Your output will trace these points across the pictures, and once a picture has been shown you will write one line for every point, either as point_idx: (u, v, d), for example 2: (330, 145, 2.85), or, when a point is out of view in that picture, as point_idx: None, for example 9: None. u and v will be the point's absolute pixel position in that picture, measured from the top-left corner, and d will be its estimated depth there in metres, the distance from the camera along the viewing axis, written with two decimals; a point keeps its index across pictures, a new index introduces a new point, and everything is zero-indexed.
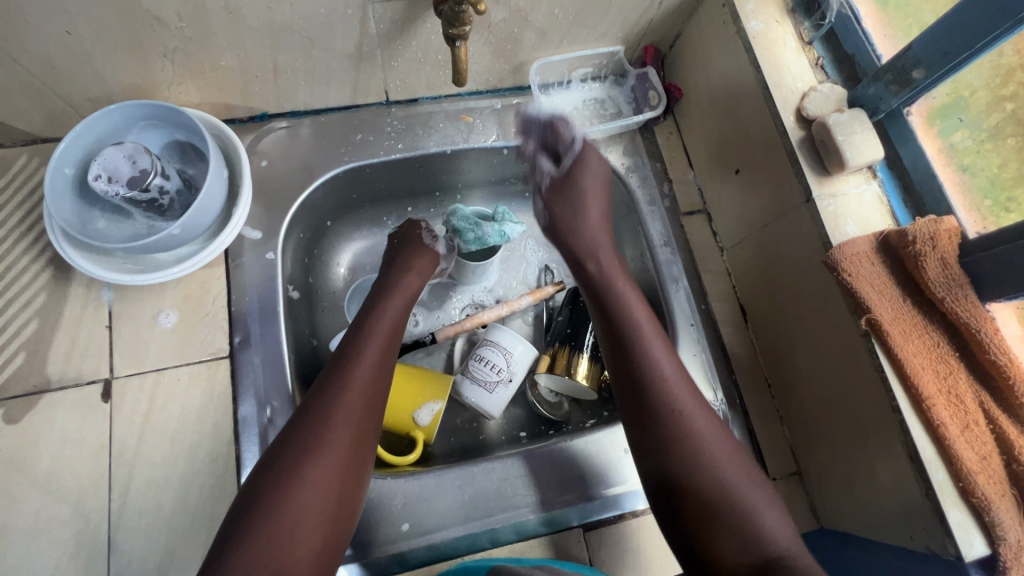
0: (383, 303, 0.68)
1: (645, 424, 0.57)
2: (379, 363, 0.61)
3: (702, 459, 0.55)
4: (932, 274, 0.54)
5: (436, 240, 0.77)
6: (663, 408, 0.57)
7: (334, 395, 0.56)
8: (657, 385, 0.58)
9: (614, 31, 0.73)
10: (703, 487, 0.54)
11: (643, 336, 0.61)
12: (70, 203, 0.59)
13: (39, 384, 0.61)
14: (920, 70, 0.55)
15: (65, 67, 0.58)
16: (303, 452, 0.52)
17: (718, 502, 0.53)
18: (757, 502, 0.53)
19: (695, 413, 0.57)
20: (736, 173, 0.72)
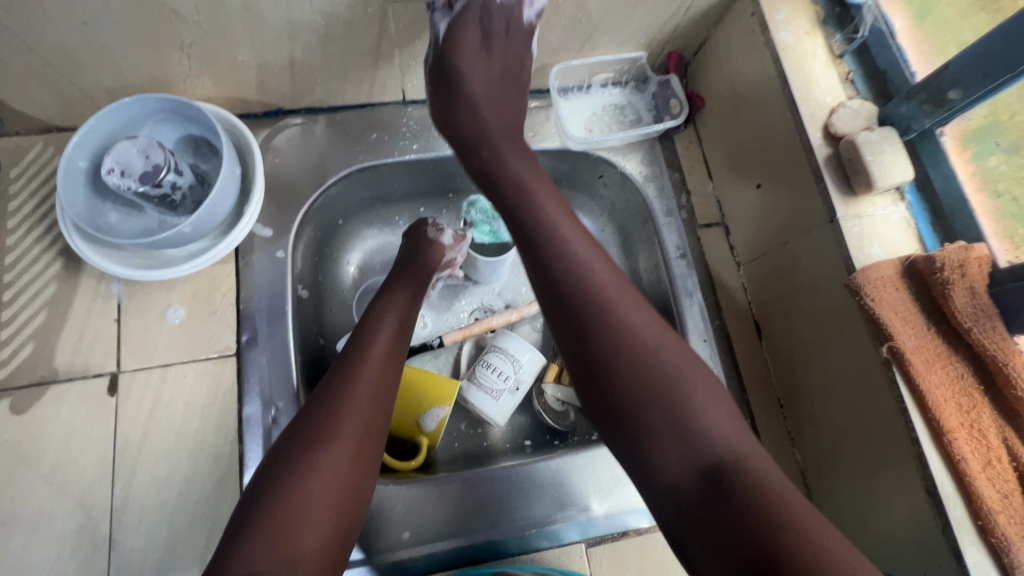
0: (390, 299, 0.67)
1: (566, 326, 0.52)
2: (387, 358, 0.60)
3: (627, 357, 0.49)
4: (960, 303, 0.52)
5: (442, 232, 0.75)
6: (582, 307, 0.51)
7: (341, 390, 0.54)
8: (571, 282, 0.52)
9: (638, 36, 0.72)
10: (633, 387, 0.48)
11: (555, 233, 0.55)
12: (83, 195, 0.58)
13: (46, 375, 0.61)
14: (956, 92, 0.53)
15: (82, 58, 0.57)
16: (311, 448, 0.50)
17: (648, 400, 0.48)
18: (699, 399, 0.48)
19: (616, 306, 0.51)
20: (758, 187, 0.70)
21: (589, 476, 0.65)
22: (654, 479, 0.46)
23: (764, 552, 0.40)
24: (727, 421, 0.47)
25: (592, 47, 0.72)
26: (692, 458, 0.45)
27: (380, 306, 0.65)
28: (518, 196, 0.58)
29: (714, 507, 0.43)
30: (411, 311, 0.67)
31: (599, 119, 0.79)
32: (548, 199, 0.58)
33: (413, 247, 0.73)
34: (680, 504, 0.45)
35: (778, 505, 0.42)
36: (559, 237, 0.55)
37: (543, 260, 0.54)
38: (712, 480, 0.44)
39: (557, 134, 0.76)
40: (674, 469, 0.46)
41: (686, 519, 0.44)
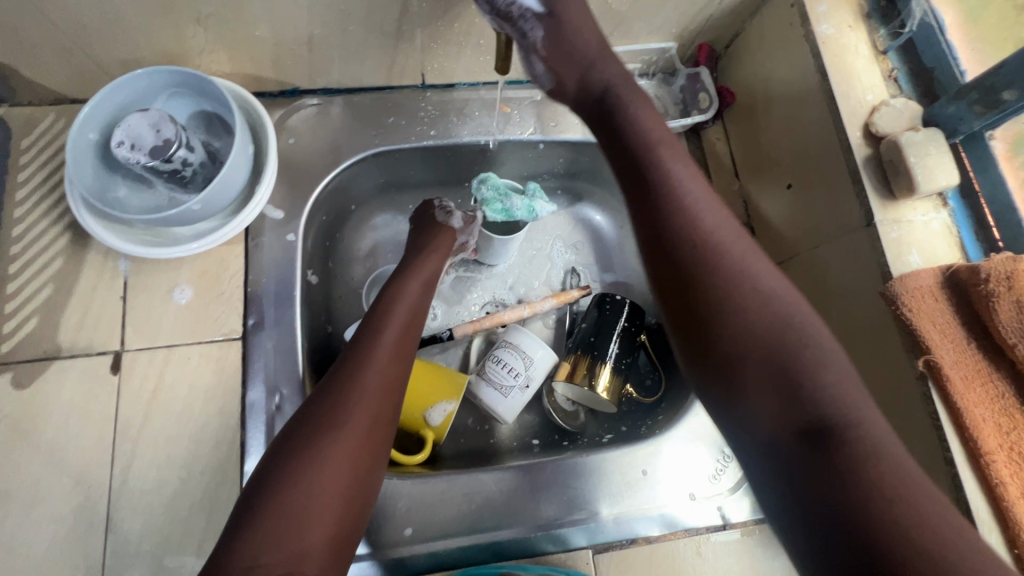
0: (403, 285, 0.65)
1: (667, 262, 0.47)
2: (400, 346, 0.58)
3: (735, 301, 0.44)
4: (1005, 317, 0.48)
5: (451, 215, 0.73)
6: (688, 246, 0.46)
7: (352, 377, 0.53)
8: (676, 214, 0.47)
9: (669, 25, 0.69)
10: (737, 333, 0.43)
11: (660, 161, 0.49)
12: (92, 168, 0.57)
13: (49, 350, 0.59)
14: (1012, 91, 0.50)
15: (96, 27, 0.56)
16: (320, 436, 0.48)
17: (754, 348, 0.43)
18: (813, 354, 0.42)
19: (725, 247, 0.46)
20: (788, 188, 0.67)
21: (599, 479, 0.63)
22: (750, 437, 0.42)
23: (865, 531, 0.35)
24: (849, 378, 0.42)
25: (621, 35, 0.69)
26: (800, 418, 0.40)
27: (392, 292, 0.63)
28: (619, 118, 0.52)
29: (817, 472, 0.38)
30: (425, 300, 0.66)
31: None
32: (657, 125, 0.51)
33: (421, 233, 0.72)
34: (776, 466, 0.41)
35: (891, 481, 0.37)
36: (664, 168, 0.49)
37: (644, 190, 0.49)
38: (818, 443, 0.39)
39: (579, 125, 0.77)
40: (777, 427, 0.41)
41: (782, 483, 0.40)
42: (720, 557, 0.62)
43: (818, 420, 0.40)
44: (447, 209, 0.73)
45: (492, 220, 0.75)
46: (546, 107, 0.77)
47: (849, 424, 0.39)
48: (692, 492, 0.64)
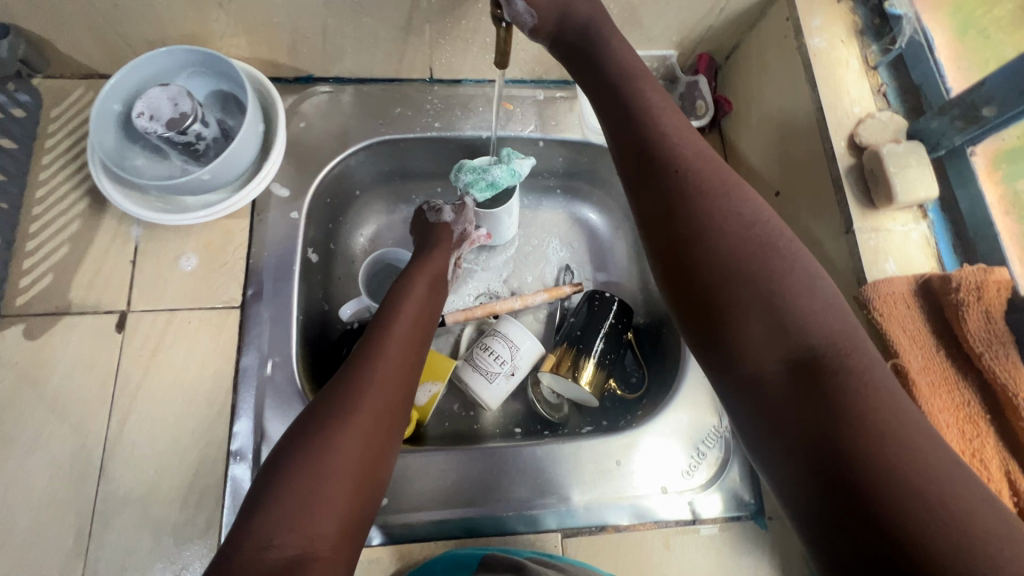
0: (409, 284, 0.66)
1: (653, 196, 0.49)
2: (408, 342, 0.59)
3: (718, 229, 0.46)
4: (973, 327, 0.50)
5: (440, 213, 0.74)
6: (676, 177, 0.49)
7: (363, 368, 0.54)
8: (662, 151, 0.50)
9: (670, 33, 0.71)
10: (721, 261, 0.45)
11: (648, 107, 0.53)
12: (113, 136, 0.61)
13: (60, 306, 0.63)
14: (990, 108, 0.52)
15: (127, 6, 0.60)
16: (333, 421, 0.49)
17: (740, 274, 0.44)
18: (795, 283, 0.44)
19: (709, 180, 0.48)
20: (777, 195, 0.68)
21: (573, 466, 0.65)
22: (739, 369, 0.43)
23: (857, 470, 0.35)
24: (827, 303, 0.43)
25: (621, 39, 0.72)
26: (782, 344, 0.41)
27: (400, 290, 0.65)
28: (613, 71, 0.56)
29: (806, 400, 0.39)
30: (432, 301, 0.67)
31: None
32: (644, 78, 0.56)
33: (424, 235, 0.74)
34: (767, 406, 0.41)
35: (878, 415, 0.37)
36: (654, 113, 0.53)
37: (633, 132, 0.52)
38: (806, 376, 0.40)
39: (579, 126, 0.79)
40: (759, 352, 0.42)
41: (774, 421, 0.40)
42: (688, 551, 0.63)
43: (800, 344, 0.41)
44: (436, 208, 0.74)
45: (481, 198, 0.75)
46: (548, 107, 0.80)
47: (829, 350, 0.41)
48: (664, 485, 0.65)
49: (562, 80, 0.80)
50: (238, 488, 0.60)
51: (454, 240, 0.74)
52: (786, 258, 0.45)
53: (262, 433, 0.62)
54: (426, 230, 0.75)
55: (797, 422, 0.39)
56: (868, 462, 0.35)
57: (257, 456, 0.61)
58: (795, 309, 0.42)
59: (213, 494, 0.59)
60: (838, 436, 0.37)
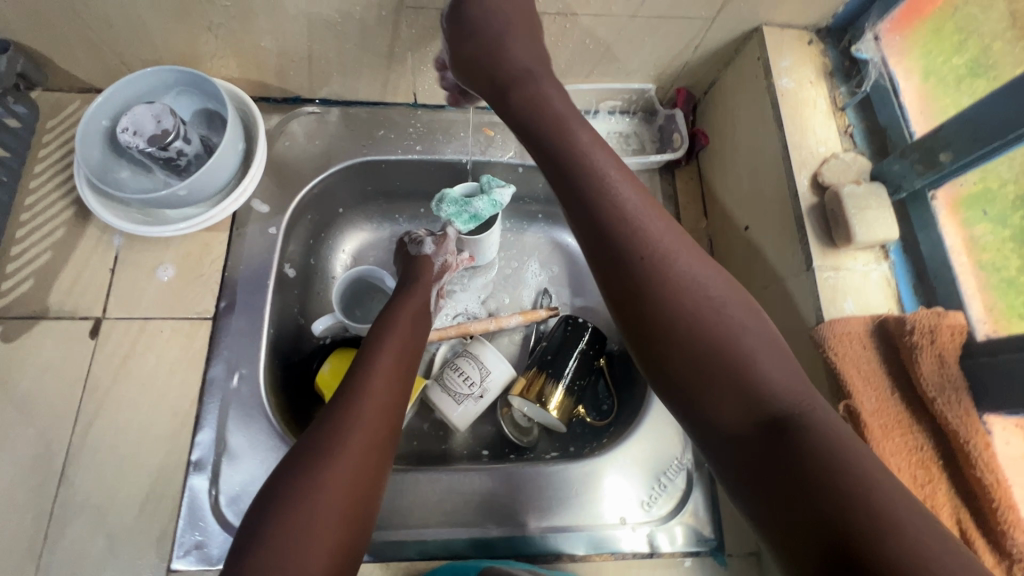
0: (397, 315, 0.65)
1: (610, 269, 0.47)
2: (398, 374, 0.58)
3: (678, 297, 0.44)
4: (926, 370, 0.50)
5: (421, 244, 0.74)
6: (620, 241, 0.47)
7: (352, 403, 0.53)
8: (614, 214, 0.48)
9: (646, 67, 0.73)
10: (684, 327, 0.44)
11: (600, 169, 0.50)
12: (99, 149, 0.63)
13: (37, 310, 0.65)
14: (947, 154, 0.52)
15: (121, 27, 0.63)
16: (321, 458, 0.48)
17: (700, 336, 0.43)
18: (756, 342, 0.43)
19: (664, 245, 0.46)
20: (746, 230, 0.69)
21: (532, 492, 0.64)
22: (713, 432, 0.41)
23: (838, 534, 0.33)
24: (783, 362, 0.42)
25: (599, 72, 0.74)
26: (748, 406, 0.40)
27: (388, 322, 0.64)
28: (556, 132, 0.53)
29: (776, 462, 0.37)
30: (419, 333, 0.66)
31: None
32: (582, 130, 0.53)
33: (404, 268, 0.74)
34: (741, 465, 0.39)
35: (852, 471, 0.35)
36: (602, 175, 0.50)
37: (579, 198, 0.49)
38: (776, 435, 0.38)
39: None
40: (736, 431, 0.40)
41: (749, 482, 0.38)
42: None
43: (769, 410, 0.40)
44: (415, 239, 0.74)
45: (467, 229, 0.77)
46: None
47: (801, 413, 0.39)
48: (622, 516, 0.64)
49: None
50: (195, 499, 0.60)
51: (436, 271, 0.74)
52: (745, 314, 0.44)
53: (223, 444, 0.63)
54: (406, 262, 0.74)
55: (781, 490, 0.36)
56: (852, 519, 0.33)
57: (216, 467, 0.62)
58: (759, 373, 0.41)
59: (170, 503, 0.59)
60: (820, 494, 0.34)
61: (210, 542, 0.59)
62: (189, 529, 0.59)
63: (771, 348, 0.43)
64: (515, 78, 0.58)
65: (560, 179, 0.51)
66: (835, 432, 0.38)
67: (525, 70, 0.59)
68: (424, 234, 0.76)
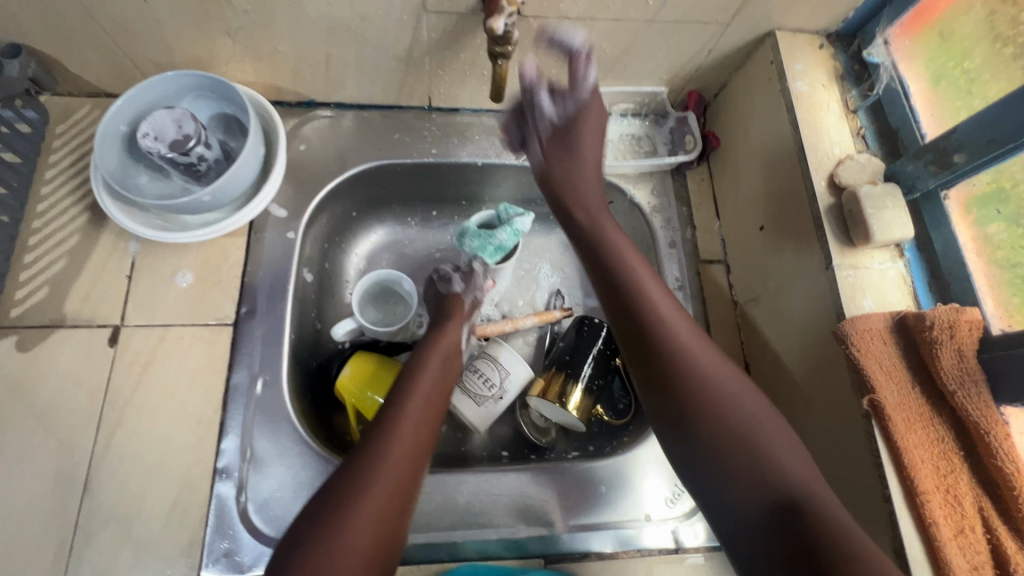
0: (426, 358, 0.67)
1: (643, 368, 0.55)
2: (424, 419, 0.60)
3: (705, 394, 0.52)
4: (946, 365, 0.51)
5: (451, 280, 0.76)
6: (654, 342, 0.55)
7: (378, 448, 0.55)
8: (653, 323, 0.56)
9: (660, 71, 0.74)
10: (707, 420, 0.50)
11: (640, 286, 0.59)
12: (117, 155, 0.62)
13: (54, 319, 0.64)
14: (961, 155, 0.54)
15: (137, 31, 0.62)
16: (347, 499, 0.50)
17: (722, 428, 0.50)
18: (773, 439, 0.49)
19: (693, 352, 0.54)
20: (760, 230, 0.70)
21: (559, 493, 0.65)
22: (726, 511, 0.47)
23: None
24: (794, 453, 0.48)
25: (614, 76, 0.74)
26: (762, 488, 0.46)
27: (415, 367, 0.66)
28: (603, 246, 0.63)
29: (782, 538, 0.43)
30: (448, 376, 0.67)
31: (614, 146, 0.81)
32: (626, 245, 0.63)
33: (435, 308, 0.75)
34: (750, 540, 0.45)
35: (845, 547, 0.40)
36: (641, 286, 0.59)
37: (622, 303, 0.59)
38: (784, 515, 0.44)
39: None
40: (749, 510, 0.45)
41: (758, 558, 0.44)
42: None
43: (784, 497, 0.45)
44: (447, 277, 0.76)
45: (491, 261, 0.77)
46: None
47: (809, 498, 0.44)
48: (647, 513, 0.65)
49: None
50: (224, 506, 0.60)
51: (467, 310, 0.74)
52: (765, 415, 0.50)
53: (249, 451, 0.63)
54: (437, 300, 0.75)
55: (784, 562, 0.42)
56: None
57: (243, 474, 0.62)
58: (777, 465, 0.47)
59: (197, 512, 0.59)
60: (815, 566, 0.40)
61: (240, 550, 0.59)
62: (218, 537, 0.59)
63: (788, 444, 0.49)
64: (566, 180, 0.66)
65: (606, 289, 0.61)
66: (842, 522, 0.43)
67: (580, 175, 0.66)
68: (455, 271, 0.77)
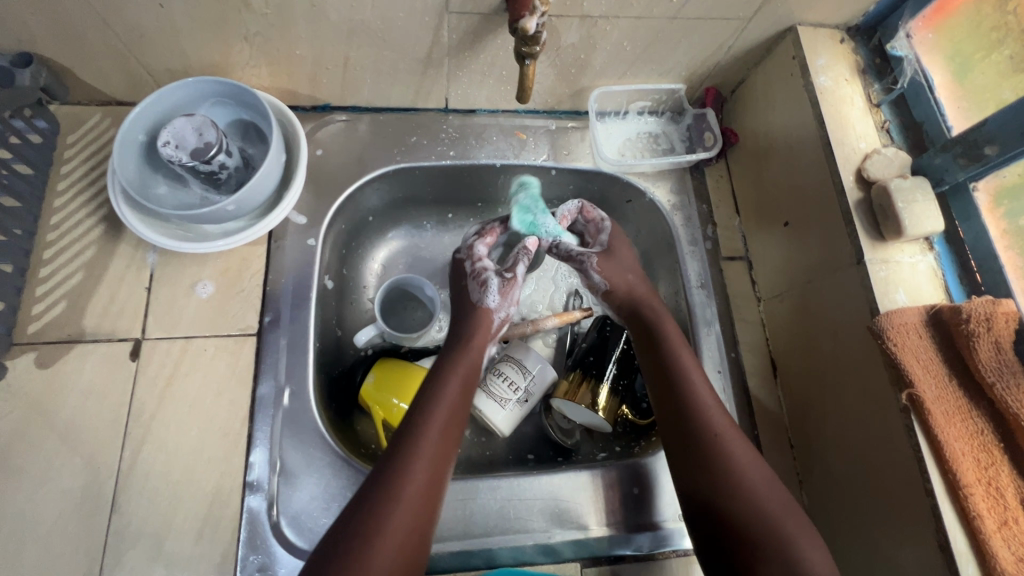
0: (445, 380, 0.62)
1: (680, 450, 0.58)
2: (440, 455, 0.56)
3: (738, 484, 0.54)
4: (983, 356, 0.51)
5: (484, 291, 0.70)
6: (692, 426, 0.58)
7: (391, 492, 0.52)
8: (693, 408, 0.59)
9: (679, 69, 0.74)
10: (739, 506, 0.53)
11: (681, 366, 0.62)
12: (135, 164, 0.61)
13: (73, 334, 0.62)
14: (993, 147, 0.55)
15: (152, 38, 0.60)
16: (359, 549, 0.48)
17: (753, 517, 0.52)
18: (795, 532, 0.51)
19: (728, 439, 0.57)
20: (785, 226, 0.70)
21: (592, 496, 0.65)
22: None
23: None
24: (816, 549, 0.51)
25: (633, 74, 0.74)
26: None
27: (433, 390, 0.61)
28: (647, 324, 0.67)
29: None
30: (467, 402, 0.62)
31: (632, 145, 0.81)
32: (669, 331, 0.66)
33: (462, 310, 0.71)
34: None
35: None
36: (685, 369, 0.62)
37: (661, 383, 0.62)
38: None
39: (590, 155, 0.80)
40: None
41: None
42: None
43: None
44: (483, 281, 0.71)
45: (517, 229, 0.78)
46: (560, 136, 0.80)
47: None
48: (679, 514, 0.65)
49: (573, 110, 0.81)
50: (255, 520, 0.59)
51: (494, 326, 0.71)
52: (790, 512, 0.53)
53: (279, 462, 0.62)
54: (467, 306, 0.71)
55: None
56: None
57: (273, 487, 0.61)
58: (796, 559, 0.50)
59: (228, 527, 0.58)
60: None
61: (274, 563, 0.58)
62: (251, 551, 0.58)
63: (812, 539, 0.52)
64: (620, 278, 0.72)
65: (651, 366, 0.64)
66: None
67: (626, 269, 0.73)
68: (492, 272, 0.72)
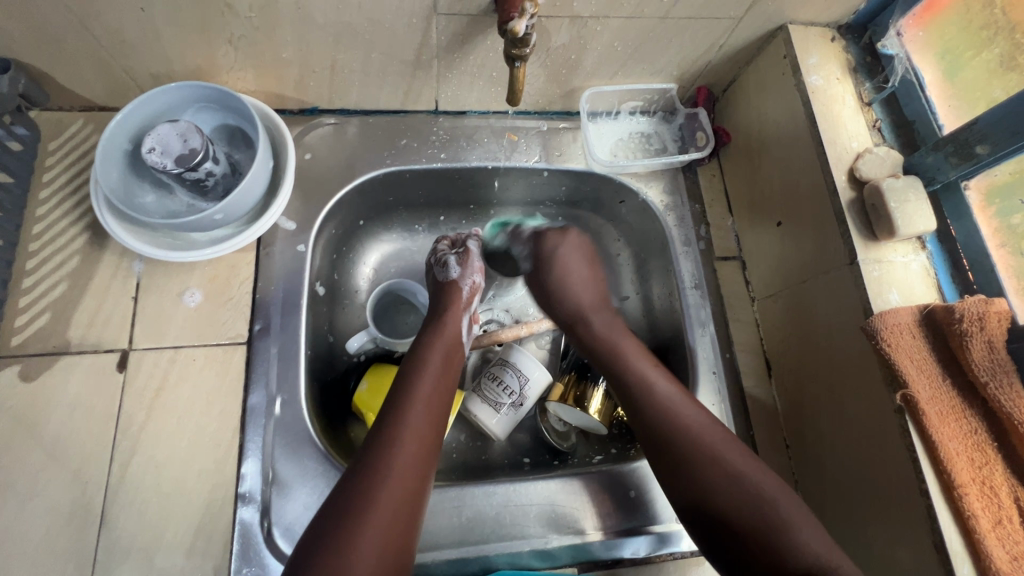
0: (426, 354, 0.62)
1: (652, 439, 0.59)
2: (427, 426, 0.56)
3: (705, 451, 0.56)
4: (977, 356, 0.51)
5: (447, 266, 0.71)
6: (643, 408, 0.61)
7: (384, 456, 0.52)
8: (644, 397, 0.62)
9: (670, 68, 0.73)
10: (719, 482, 0.54)
11: (623, 358, 0.66)
12: (119, 172, 0.60)
13: (58, 346, 0.61)
14: (984, 146, 0.55)
15: (134, 42, 0.59)
16: (354, 516, 0.48)
17: (717, 475, 0.54)
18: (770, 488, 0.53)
19: (692, 422, 0.59)
20: (778, 225, 0.70)
21: (588, 500, 0.64)
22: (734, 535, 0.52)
23: None
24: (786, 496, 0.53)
25: (624, 74, 0.73)
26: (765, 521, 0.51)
27: (419, 363, 0.61)
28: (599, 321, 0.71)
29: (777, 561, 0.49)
30: (451, 371, 0.63)
31: (624, 145, 0.81)
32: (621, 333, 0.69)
33: (434, 297, 0.71)
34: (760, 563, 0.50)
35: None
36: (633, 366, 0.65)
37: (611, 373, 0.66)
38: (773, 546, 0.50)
39: (582, 156, 0.79)
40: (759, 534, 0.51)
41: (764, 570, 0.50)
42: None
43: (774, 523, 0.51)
44: (442, 260, 0.71)
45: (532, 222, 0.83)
46: (552, 137, 0.80)
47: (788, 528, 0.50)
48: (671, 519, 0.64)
49: (565, 111, 0.81)
50: (247, 532, 0.58)
51: (464, 297, 0.70)
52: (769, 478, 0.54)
53: (272, 474, 0.61)
54: (438, 287, 0.72)
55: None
56: None
57: (267, 497, 0.60)
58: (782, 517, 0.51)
59: (221, 539, 0.57)
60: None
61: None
62: (244, 564, 0.57)
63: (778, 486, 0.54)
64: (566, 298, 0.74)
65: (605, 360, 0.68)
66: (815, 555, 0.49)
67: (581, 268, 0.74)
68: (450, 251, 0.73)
